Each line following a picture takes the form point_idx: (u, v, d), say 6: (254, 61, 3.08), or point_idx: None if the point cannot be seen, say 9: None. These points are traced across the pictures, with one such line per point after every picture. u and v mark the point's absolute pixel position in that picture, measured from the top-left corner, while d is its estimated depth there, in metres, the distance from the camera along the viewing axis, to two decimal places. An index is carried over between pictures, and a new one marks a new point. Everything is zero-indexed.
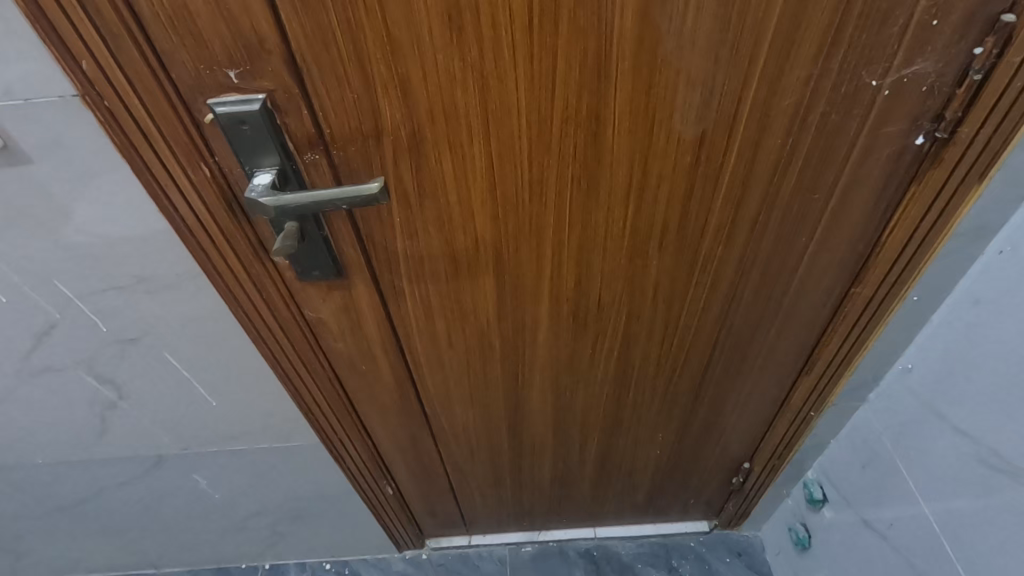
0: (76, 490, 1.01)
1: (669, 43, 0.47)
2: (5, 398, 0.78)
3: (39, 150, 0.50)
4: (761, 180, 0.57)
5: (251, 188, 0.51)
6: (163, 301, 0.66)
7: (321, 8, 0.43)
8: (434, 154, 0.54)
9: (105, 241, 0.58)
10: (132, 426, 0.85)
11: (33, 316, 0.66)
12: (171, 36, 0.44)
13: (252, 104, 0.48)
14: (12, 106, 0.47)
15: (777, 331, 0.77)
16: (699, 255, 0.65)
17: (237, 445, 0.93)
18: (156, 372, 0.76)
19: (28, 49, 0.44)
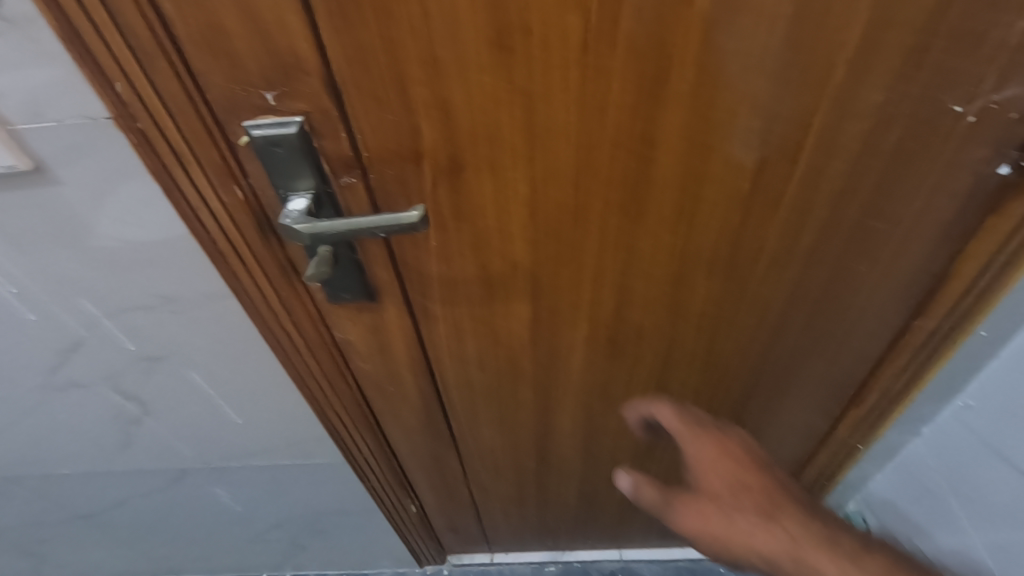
0: (100, 500, 1.00)
1: (734, 67, 0.43)
2: (29, 411, 0.77)
3: (69, 172, 0.48)
4: (821, 209, 0.54)
5: (285, 213, 0.48)
6: (191, 321, 0.64)
7: (363, 27, 0.41)
8: (474, 178, 0.51)
9: (135, 260, 0.57)
10: (155, 440, 0.84)
11: (60, 334, 0.65)
12: (206, 56, 0.42)
13: (288, 126, 0.46)
14: (41, 127, 0.45)
15: (827, 361, 0.73)
16: (748, 284, 0.62)
17: (260, 461, 0.91)
18: (181, 389, 0.74)
19: (60, 68, 0.42)
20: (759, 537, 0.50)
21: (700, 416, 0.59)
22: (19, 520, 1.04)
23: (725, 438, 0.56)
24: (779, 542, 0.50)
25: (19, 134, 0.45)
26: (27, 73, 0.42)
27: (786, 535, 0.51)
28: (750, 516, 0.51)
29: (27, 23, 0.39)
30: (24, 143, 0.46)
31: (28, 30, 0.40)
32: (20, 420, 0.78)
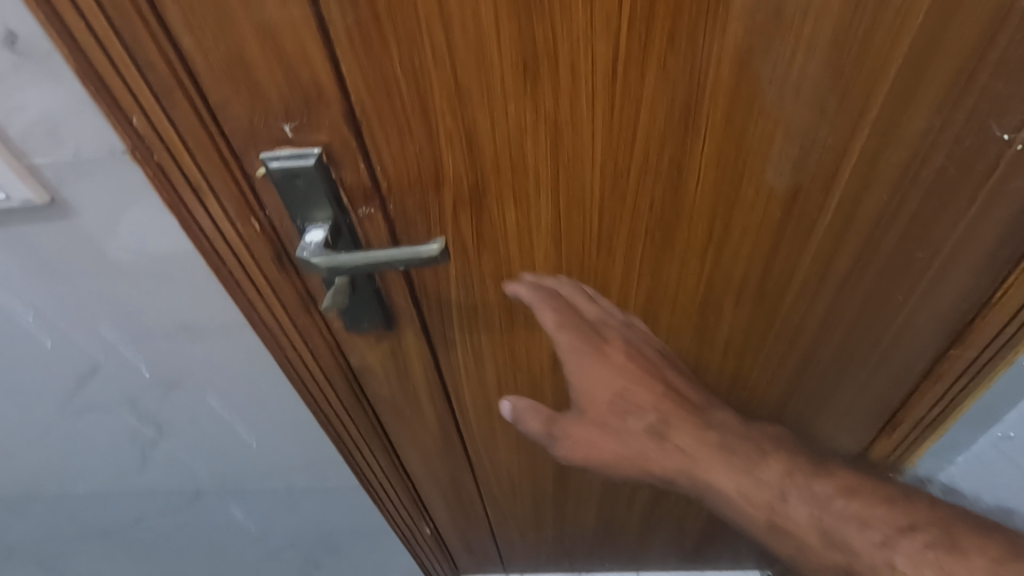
0: (116, 518, 1.00)
1: (770, 93, 0.41)
2: (46, 433, 0.76)
3: (86, 202, 0.48)
4: (857, 236, 0.51)
5: (302, 245, 0.47)
6: (207, 347, 0.63)
7: (385, 57, 0.39)
8: (497, 207, 0.49)
9: (151, 288, 0.56)
10: (171, 461, 0.83)
11: (77, 360, 0.64)
12: (224, 88, 0.41)
13: (306, 159, 0.44)
14: (59, 160, 0.44)
15: (858, 389, 0.70)
16: (778, 311, 0.60)
17: (275, 482, 0.90)
18: (197, 413, 0.74)
19: (76, 101, 0.41)
20: (654, 456, 0.57)
21: (575, 316, 0.56)
22: (37, 537, 1.04)
23: (603, 346, 0.57)
24: (669, 462, 0.57)
25: (35, 167, 0.44)
26: (44, 107, 0.41)
27: (681, 453, 0.56)
28: (637, 436, 0.58)
29: (45, 57, 0.39)
30: (42, 175, 0.45)
31: (47, 65, 0.39)
32: (37, 441, 0.78)
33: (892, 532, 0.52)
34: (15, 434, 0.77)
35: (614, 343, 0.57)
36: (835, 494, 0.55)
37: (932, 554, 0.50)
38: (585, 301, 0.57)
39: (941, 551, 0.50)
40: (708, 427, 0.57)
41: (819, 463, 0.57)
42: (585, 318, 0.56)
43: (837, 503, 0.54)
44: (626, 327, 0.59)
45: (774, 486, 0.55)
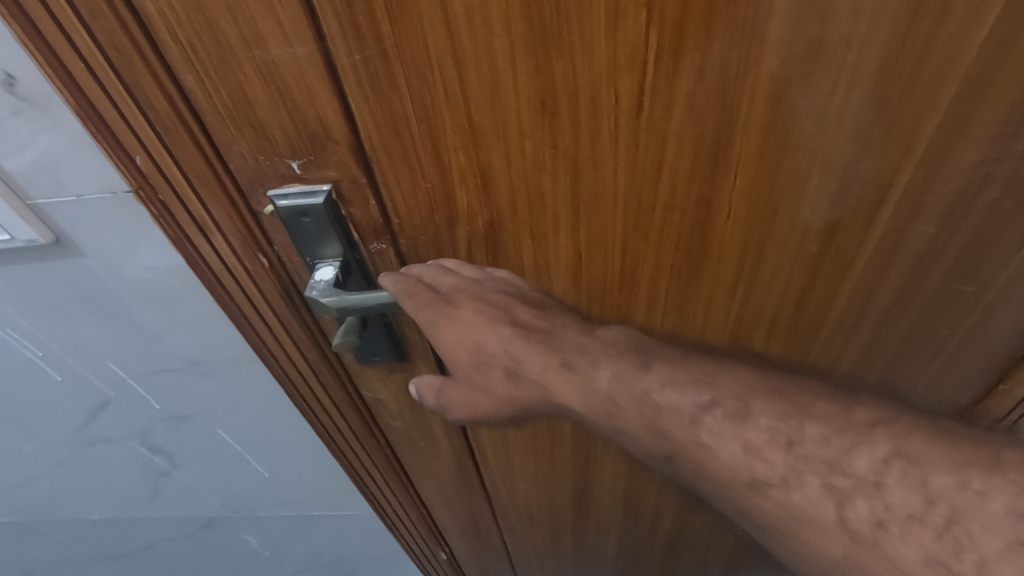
0: (129, 543, 0.99)
1: (808, 126, 0.38)
2: (58, 463, 0.75)
3: (91, 242, 0.47)
4: (900, 272, 0.48)
5: (312, 284, 0.46)
6: (217, 382, 0.62)
7: (396, 94, 0.37)
8: (513, 243, 0.47)
9: (158, 324, 0.54)
10: (183, 491, 0.82)
11: (86, 394, 0.63)
12: (229, 127, 0.39)
13: (315, 195, 0.43)
14: (63, 202, 0.43)
15: None
16: (812, 348, 0.56)
17: (288, 510, 0.88)
18: (208, 445, 0.72)
19: (78, 142, 0.40)
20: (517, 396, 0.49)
21: (431, 294, 0.47)
22: (52, 559, 1.03)
23: (459, 311, 0.47)
24: (532, 396, 0.48)
25: (39, 207, 0.44)
26: (47, 149, 0.40)
27: (531, 384, 0.48)
28: (499, 383, 0.49)
29: (44, 101, 0.38)
30: (46, 216, 0.44)
31: (45, 108, 0.38)
32: (49, 471, 0.77)
33: (699, 410, 0.42)
34: (27, 464, 0.76)
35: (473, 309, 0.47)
36: (654, 386, 0.44)
37: (736, 428, 0.41)
38: (434, 275, 0.47)
39: (742, 424, 0.41)
40: (552, 343, 0.47)
41: (648, 356, 0.46)
42: (440, 293, 0.47)
43: (663, 395, 0.43)
44: (476, 284, 0.48)
45: (603, 392, 0.45)
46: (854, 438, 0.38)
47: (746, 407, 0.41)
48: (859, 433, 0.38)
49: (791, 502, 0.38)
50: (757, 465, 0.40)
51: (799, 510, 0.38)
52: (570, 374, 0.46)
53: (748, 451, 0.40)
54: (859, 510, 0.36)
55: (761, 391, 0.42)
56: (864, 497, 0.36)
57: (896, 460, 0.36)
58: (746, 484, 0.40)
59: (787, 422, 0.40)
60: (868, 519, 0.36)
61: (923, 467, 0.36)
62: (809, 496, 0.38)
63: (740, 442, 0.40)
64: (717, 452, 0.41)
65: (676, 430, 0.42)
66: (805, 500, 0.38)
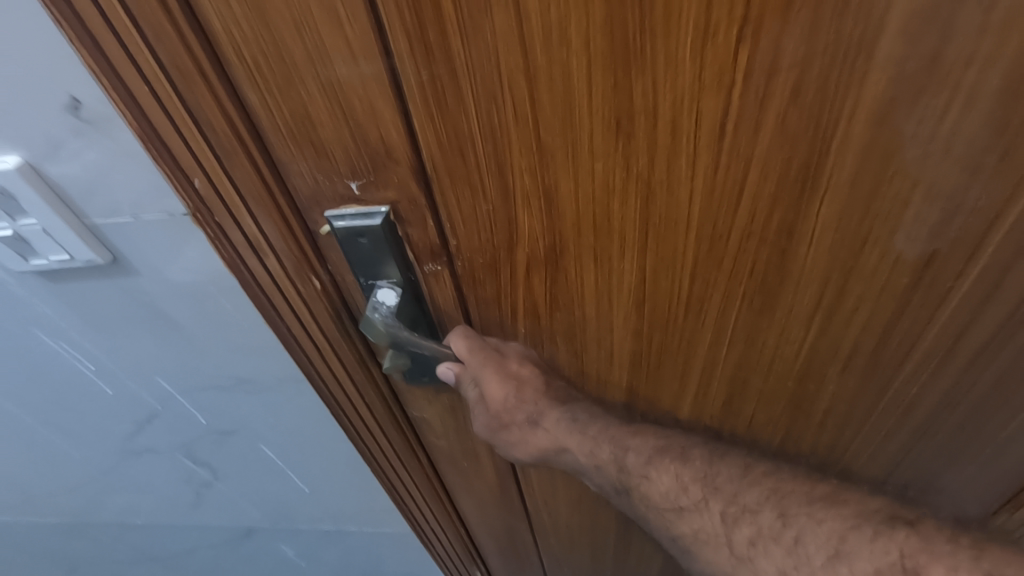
0: (170, 547, 1.00)
1: (912, 151, 0.35)
2: (104, 472, 0.76)
3: (146, 262, 0.46)
4: (1000, 309, 0.44)
5: (373, 304, 0.45)
6: (263, 400, 0.61)
7: (461, 113, 0.35)
8: (574, 267, 0.45)
9: (208, 344, 0.54)
10: (225, 501, 0.82)
11: (136, 407, 0.63)
12: (290, 147, 0.38)
13: (372, 217, 0.41)
14: (120, 222, 0.43)
15: None
16: (894, 386, 0.52)
17: (326, 525, 0.88)
18: (251, 461, 0.72)
19: (138, 167, 0.39)
20: (532, 438, 0.56)
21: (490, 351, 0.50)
22: (96, 559, 1.05)
23: (513, 371, 0.51)
24: (544, 441, 0.56)
25: (99, 228, 0.44)
26: (108, 173, 0.40)
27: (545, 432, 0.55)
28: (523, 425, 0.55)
29: (108, 125, 0.37)
30: (103, 235, 0.44)
31: (109, 132, 0.37)
32: (95, 478, 0.78)
33: (653, 451, 0.52)
34: (75, 471, 0.77)
35: (527, 372, 0.52)
36: (626, 435, 0.54)
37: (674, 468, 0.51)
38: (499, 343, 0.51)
39: (678, 461, 0.51)
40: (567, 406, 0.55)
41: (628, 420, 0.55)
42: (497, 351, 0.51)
43: (631, 440, 0.53)
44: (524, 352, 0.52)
45: (589, 435, 0.54)
46: (749, 479, 0.49)
47: (684, 452, 0.52)
48: (751, 475, 0.49)
49: (698, 524, 0.49)
50: (680, 495, 0.50)
51: (700, 530, 0.49)
52: (577, 435, 0.54)
53: (676, 484, 0.51)
54: (743, 532, 0.46)
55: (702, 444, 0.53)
56: (747, 520, 0.47)
57: (772, 495, 0.47)
58: (670, 510, 0.51)
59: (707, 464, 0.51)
60: (745, 538, 0.46)
61: (786, 499, 0.47)
62: (711, 521, 0.48)
63: (674, 477, 0.51)
64: (653, 485, 0.51)
65: (631, 465, 0.53)
66: (707, 523, 0.49)
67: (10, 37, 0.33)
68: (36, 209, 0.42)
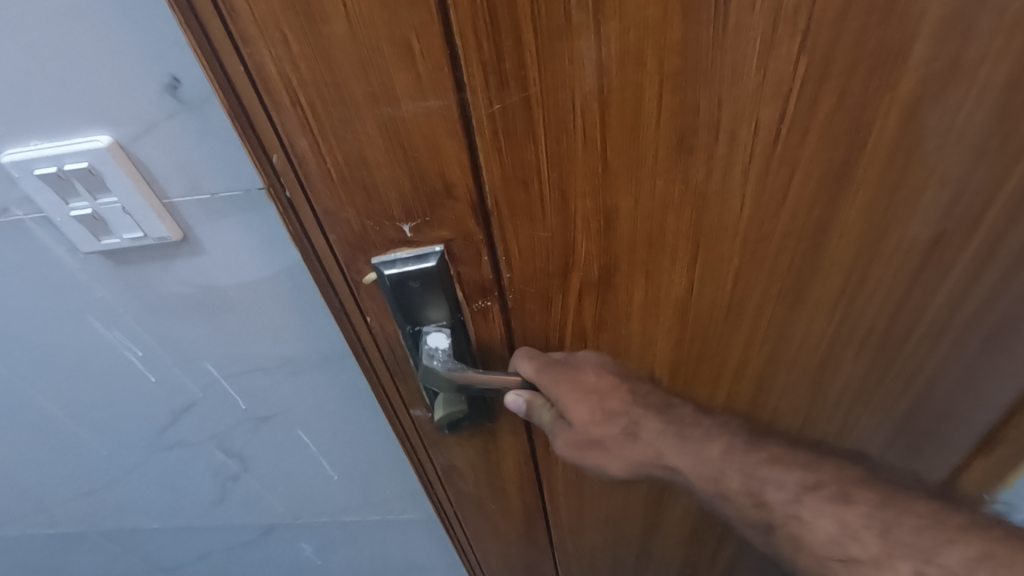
0: (179, 559, 0.91)
1: (932, 142, 0.39)
2: (126, 472, 0.72)
3: (216, 239, 0.48)
4: (1000, 266, 0.49)
5: (429, 351, 0.43)
6: (307, 381, 0.62)
7: (528, 142, 0.35)
8: (625, 284, 0.45)
9: (262, 325, 0.55)
10: (250, 497, 0.79)
11: (175, 396, 0.62)
12: (339, 196, 0.35)
13: (427, 259, 0.39)
14: (198, 200, 0.45)
15: (964, 423, 0.67)
16: (901, 349, 0.56)
17: (351, 516, 0.84)
18: (285, 450, 0.71)
19: (225, 142, 0.41)
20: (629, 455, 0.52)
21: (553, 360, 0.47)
22: None
23: (586, 380, 0.48)
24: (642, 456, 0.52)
25: (174, 206, 0.45)
26: (191, 150, 0.42)
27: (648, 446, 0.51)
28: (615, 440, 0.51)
29: (201, 104, 0.40)
30: (178, 212, 0.45)
31: (200, 111, 0.40)
32: (113, 480, 0.73)
33: (800, 489, 0.48)
34: (92, 473, 0.72)
35: (602, 378, 0.49)
36: (761, 462, 0.50)
37: (836, 511, 0.46)
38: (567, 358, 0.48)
39: (842, 507, 0.46)
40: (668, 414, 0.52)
41: (756, 441, 0.51)
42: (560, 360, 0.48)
43: (766, 471, 0.49)
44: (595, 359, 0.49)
45: (714, 459, 0.50)
46: (947, 537, 0.43)
47: (846, 493, 0.47)
48: (951, 531, 0.44)
49: None
50: (852, 544, 0.45)
51: None
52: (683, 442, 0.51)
53: (843, 533, 0.45)
54: None
55: (862, 483, 0.48)
56: None
57: (987, 561, 0.41)
58: (835, 559, 0.45)
59: (881, 512, 0.46)
60: None
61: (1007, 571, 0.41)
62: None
63: (838, 523, 0.46)
64: (814, 527, 0.46)
65: (773, 502, 0.48)
66: None
67: (121, 15, 0.36)
68: (121, 185, 0.42)
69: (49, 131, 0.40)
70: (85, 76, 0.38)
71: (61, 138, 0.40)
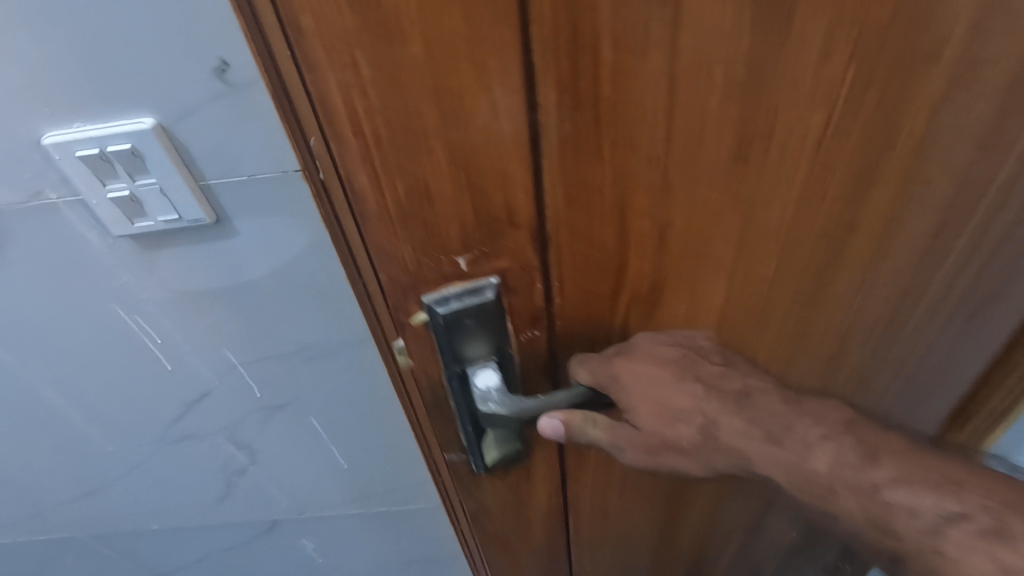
0: (179, 560, 0.90)
1: (947, 138, 0.42)
2: (135, 466, 0.73)
3: (247, 220, 0.50)
4: (990, 244, 0.53)
5: (482, 393, 0.39)
6: (324, 368, 0.64)
7: (594, 162, 0.33)
8: (670, 298, 0.44)
9: (284, 307, 0.57)
10: (256, 489, 0.79)
11: (191, 384, 0.64)
12: (395, 233, 0.32)
13: (483, 291, 0.37)
14: (232, 181, 0.48)
15: (937, 389, 0.74)
16: (904, 327, 0.60)
17: (353, 508, 0.84)
18: (297, 439, 0.72)
19: (264, 125, 0.45)
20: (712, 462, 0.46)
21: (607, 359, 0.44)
22: None
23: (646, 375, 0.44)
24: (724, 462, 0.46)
25: (209, 188, 0.48)
26: (230, 133, 0.45)
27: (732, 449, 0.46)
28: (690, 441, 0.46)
29: (246, 87, 0.43)
30: (212, 194, 0.48)
31: (245, 93, 0.43)
32: (121, 476, 0.75)
33: (942, 520, 0.42)
34: (101, 469, 0.73)
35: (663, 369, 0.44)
36: (885, 483, 0.43)
37: (988, 545, 0.40)
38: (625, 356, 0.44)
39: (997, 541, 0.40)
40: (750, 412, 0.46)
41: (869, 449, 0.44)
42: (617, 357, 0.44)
43: (894, 492, 0.43)
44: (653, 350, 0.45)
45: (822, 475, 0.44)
46: None
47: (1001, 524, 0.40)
48: None
49: None
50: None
51: None
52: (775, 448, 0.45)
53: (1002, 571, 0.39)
54: None
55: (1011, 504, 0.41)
56: None
57: None
58: None
59: None
60: None
61: None
62: None
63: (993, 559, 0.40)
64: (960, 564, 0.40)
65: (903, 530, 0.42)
66: None
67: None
68: (160, 166, 0.46)
69: (97, 114, 0.44)
70: (137, 62, 0.41)
71: (106, 121, 0.44)
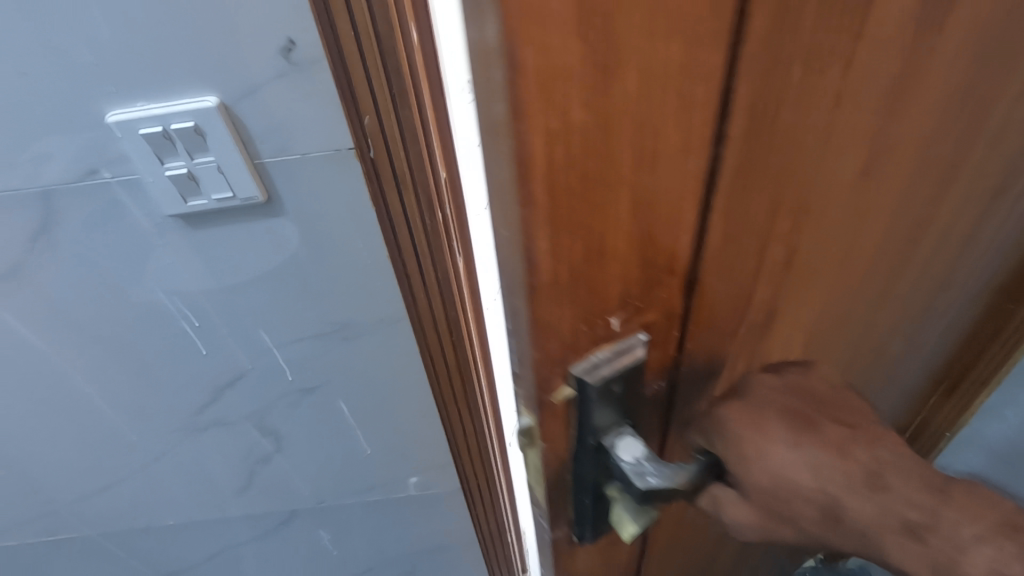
0: (209, 547, 1.06)
1: (1010, 132, 0.43)
2: (158, 456, 0.84)
3: (295, 202, 0.55)
4: (1008, 226, 0.56)
5: (633, 468, 0.35)
6: (360, 346, 0.71)
7: (756, 192, 0.30)
8: (780, 324, 0.41)
9: (322, 291, 0.64)
10: (276, 477, 0.91)
11: (225, 368, 0.71)
12: (559, 300, 0.28)
13: (632, 350, 0.32)
14: (287, 159, 0.52)
15: (936, 365, 0.78)
16: (932, 314, 0.62)
17: (375, 495, 0.98)
18: (326, 417, 0.81)
19: (323, 103, 0.48)
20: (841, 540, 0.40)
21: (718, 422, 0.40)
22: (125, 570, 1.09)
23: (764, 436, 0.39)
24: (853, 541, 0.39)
25: (264, 166, 0.52)
26: (282, 116, 0.49)
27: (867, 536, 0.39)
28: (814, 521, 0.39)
29: (309, 65, 0.46)
30: (264, 172, 0.52)
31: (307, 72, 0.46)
32: (150, 462, 0.85)
33: None
34: (131, 459, 0.83)
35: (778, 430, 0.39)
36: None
37: None
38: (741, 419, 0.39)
39: None
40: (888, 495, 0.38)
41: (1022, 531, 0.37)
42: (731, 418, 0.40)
43: None
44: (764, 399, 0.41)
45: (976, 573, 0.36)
46: None
47: None
48: None
49: None
50: None
51: None
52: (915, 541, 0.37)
53: None
54: None
55: None
56: None
57: None
58: None
59: None
60: None
61: None
62: None
63: None
64: None
65: None
66: None
67: None
68: (218, 141, 0.49)
69: (162, 92, 0.47)
70: (199, 38, 0.44)
71: (170, 101, 0.47)
